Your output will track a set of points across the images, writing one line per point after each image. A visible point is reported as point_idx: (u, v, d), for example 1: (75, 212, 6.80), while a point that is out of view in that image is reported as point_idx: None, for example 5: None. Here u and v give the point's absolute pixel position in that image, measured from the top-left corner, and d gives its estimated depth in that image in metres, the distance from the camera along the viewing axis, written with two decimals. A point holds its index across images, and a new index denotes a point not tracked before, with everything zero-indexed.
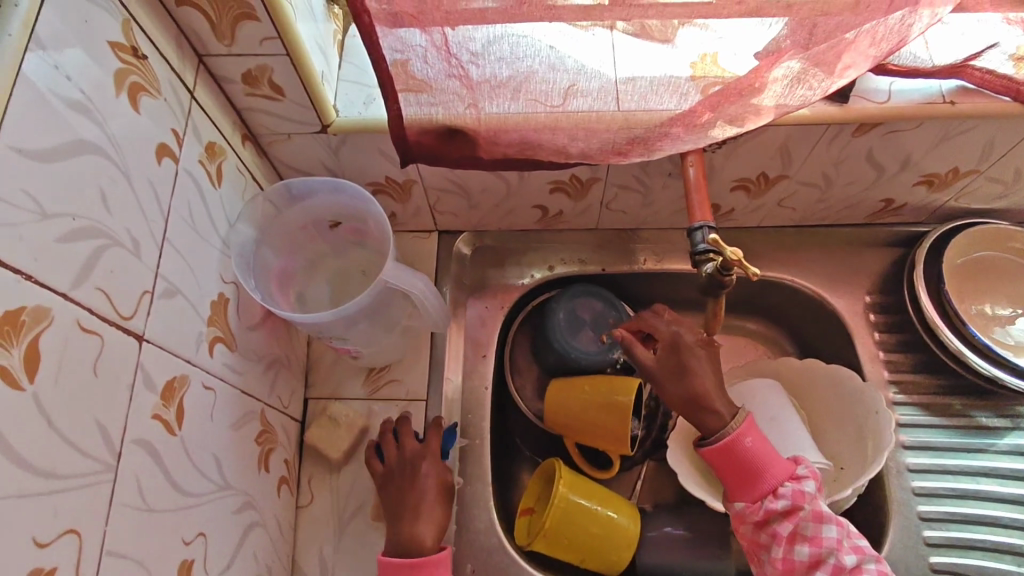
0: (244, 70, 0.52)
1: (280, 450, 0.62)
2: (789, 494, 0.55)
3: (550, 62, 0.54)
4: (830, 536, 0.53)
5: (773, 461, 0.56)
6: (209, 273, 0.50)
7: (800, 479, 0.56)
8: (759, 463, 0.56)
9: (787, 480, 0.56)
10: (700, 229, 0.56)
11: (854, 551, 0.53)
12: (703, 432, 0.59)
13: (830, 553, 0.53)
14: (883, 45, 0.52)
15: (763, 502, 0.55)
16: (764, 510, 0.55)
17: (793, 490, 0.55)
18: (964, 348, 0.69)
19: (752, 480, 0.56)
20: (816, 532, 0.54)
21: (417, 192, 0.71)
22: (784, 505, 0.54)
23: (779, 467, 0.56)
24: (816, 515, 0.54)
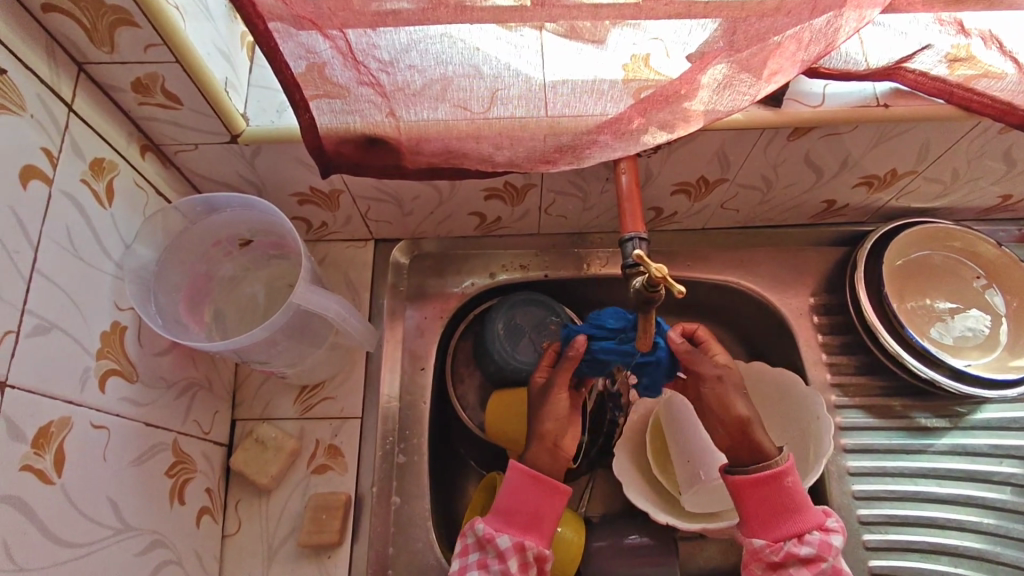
0: (132, 79, 0.48)
1: (199, 478, 0.59)
2: (815, 541, 0.55)
3: (466, 67, 0.51)
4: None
5: (807, 506, 0.57)
6: (99, 300, 0.46)
7: (829, 531, 0.56)
8: (791, 504, 0.57)
9: (816, 529, 0.56)
10: (630, 241, 0.53)
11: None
12: (741, 459, 0.59)
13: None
14: (812, 49, 0.49)
15: (784, 544, 0.56)
16: (785, 552, 0.55)
17: (819, 538, 0.55)
18: (901, 350, 0.68)
19: (779, 520, 0.57)
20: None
21: (345, 200, 0.67)
22: (806, 552, 0.55)
23: (811, 513, 0.57)
24: (835, 570, 0.55)
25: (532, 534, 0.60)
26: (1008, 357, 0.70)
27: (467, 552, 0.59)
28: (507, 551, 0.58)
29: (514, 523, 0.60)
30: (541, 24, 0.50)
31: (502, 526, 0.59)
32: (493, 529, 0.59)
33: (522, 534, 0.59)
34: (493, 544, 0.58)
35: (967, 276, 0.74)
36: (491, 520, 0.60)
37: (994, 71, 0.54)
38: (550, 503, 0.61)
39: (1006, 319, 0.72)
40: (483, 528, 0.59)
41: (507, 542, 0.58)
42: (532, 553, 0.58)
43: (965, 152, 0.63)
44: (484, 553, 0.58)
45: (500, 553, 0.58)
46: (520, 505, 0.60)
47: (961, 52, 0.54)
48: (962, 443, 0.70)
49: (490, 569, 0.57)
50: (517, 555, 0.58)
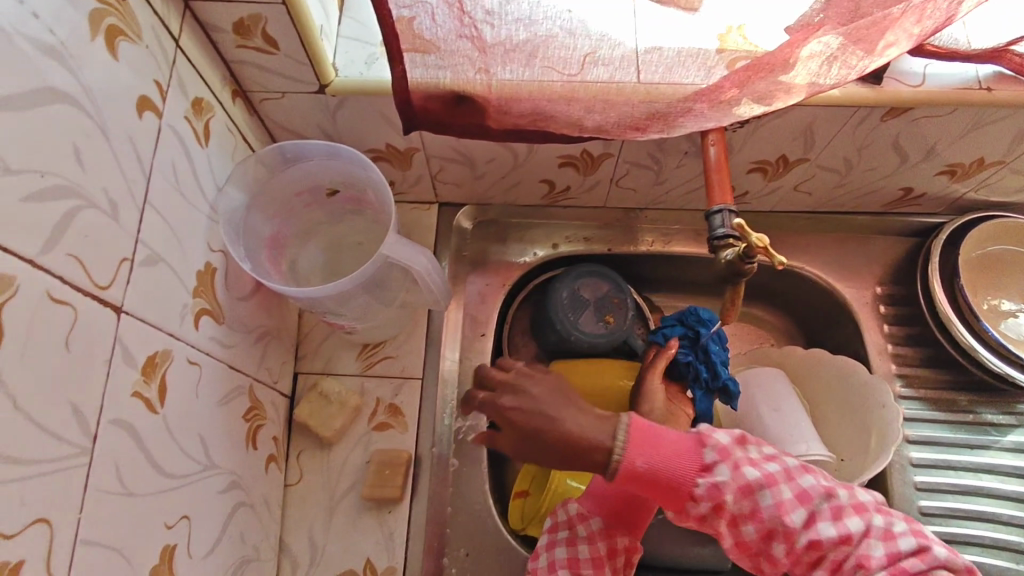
0: (235, 19, 0.47)
1: (269, 426, 0.60)
2: (730, 488, 0.44)
3: (568, 26, 0.52)
4: (829, 535, 0.43)
5: (678, 460, 0.44)
6: (195, 239, 0.46)
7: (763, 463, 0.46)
8: (664, 479, 0.44)
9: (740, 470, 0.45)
10: (719, 213, 0.53)
11: (853, 514, 0.44)
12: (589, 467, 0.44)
13: (827, 552, 0.43)
14: (928, 23, 0.48)
15: (686, 508, 0.45)
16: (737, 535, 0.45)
17: (774, 497, 0.44)
18: (975, 343, 0.67)
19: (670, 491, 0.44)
20: (775, 496, 0.44)
21: (419, 160, 0.67)
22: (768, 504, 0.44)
23: (682, 462, 0.44)
24: (745, 487, 0.44)
25: (628, 522, 0.57)
26: None
27: (557, 529, 0.59)
28: (597, 535, 0.57)
29: (609, 508, 0.58)
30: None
31: (596, 508, 0.58)
32: (587, 509, 0.59)
33: (616, 520, 0.58)
34: (585, 525, 0.58)
35: None
36: (585, 500, 0.59)
37: None
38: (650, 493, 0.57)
39: None
40: (574, 508, 0.59)
41: (598, 525, 0.57)
42: (622, 542, 0.57)
43: None
44: (573, 532, 0.58)
45: (590, 534, 0.57)
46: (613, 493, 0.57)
47: None
48: None
49: (579, 549, 0.57)
50: (607, 541, 0.57)
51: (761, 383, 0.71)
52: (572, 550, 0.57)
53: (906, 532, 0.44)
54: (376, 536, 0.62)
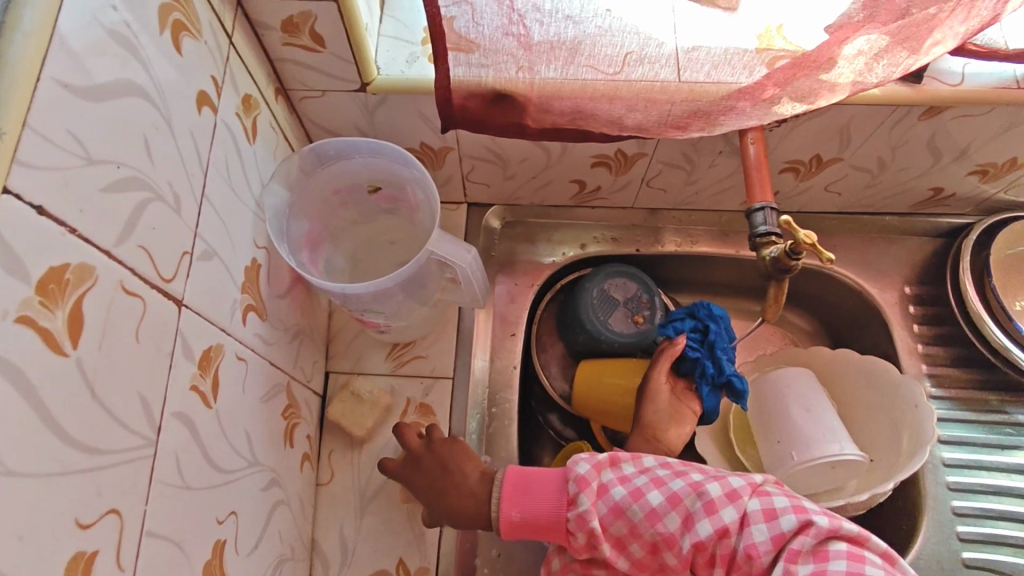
0: (283, 17, 0.48)
1: (304, 425, 0.60)
2: (608, 519, 0.48)
3: (613, 27, 0.52)
4: (671, 525, 0.47)
5: (545, 501, 0.51)
6: (243, 234, 0.46)
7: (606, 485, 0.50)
8: (539, 522, 0.51)
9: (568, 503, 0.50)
10: (761, 210, 0.53)
11: (728, 506, 0.46)
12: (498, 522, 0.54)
13: (704, 543, 0.46)
14: (973, 21, 0.50)
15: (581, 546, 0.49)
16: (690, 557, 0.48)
17: (608, 510, 0.49)
18: (1007, 343, 0.67)
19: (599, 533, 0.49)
20: (653, 525, 0.47)
21: (452, 159, 0.67)
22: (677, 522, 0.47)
23: (548, 501, 0.51)
24: (611, 517, 0.48)
25: None
26: None
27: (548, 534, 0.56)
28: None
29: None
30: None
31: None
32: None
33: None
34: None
35: None
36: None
37: None
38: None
39: None
40: None
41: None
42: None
43: None
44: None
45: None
46: None
47: None
48: None
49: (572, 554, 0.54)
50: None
51: (791, 384, 0.71)
52: None
53: (760, 512, 0.46)
54: (409, 535, 0.62)
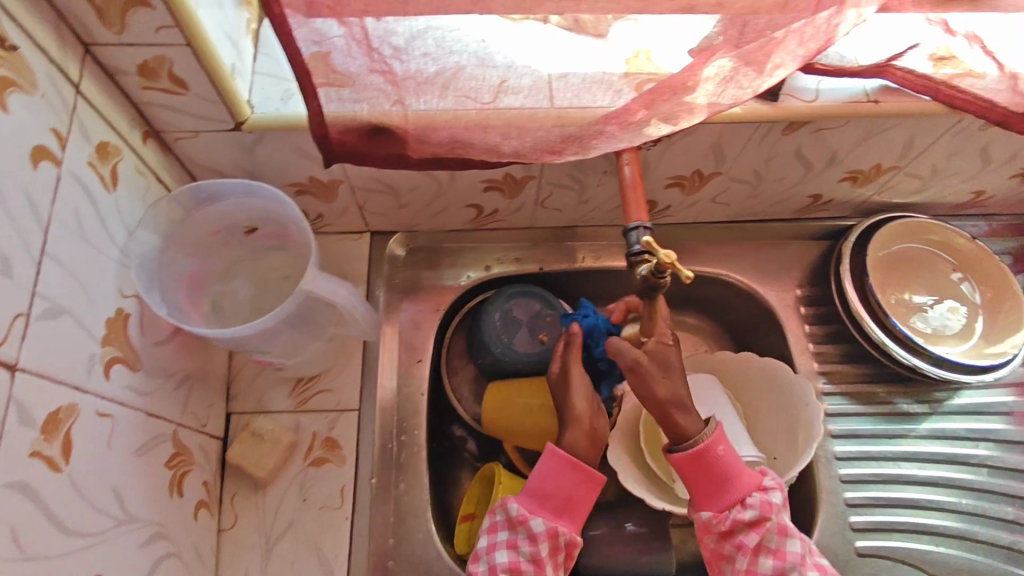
0: (138, 62, 0.47)
1: (197, 472, 0.58)
2: (758, 504, 0.56)
3: (479, 57, 0.52)
4: (794, 550, 0.54)
5: (741, 470, 0.57)
6: (104, 285, 0.45)
7: (767, 490, 0.57)
8: (728, 469, 0.57)
9: (755, 492, 0.56)
10: (635, 230, 0.55)
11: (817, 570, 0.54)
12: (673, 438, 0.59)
13: (794, 568, 0.54)
14: (811, 44, 0.51)
15: (729, 512, 0.56)
16: (731, 519, 0.56)
17: (761, 501, 0.56)
18: (887, 338, 0.71)
19: (716, 493, 0.57)
20: (779, 545, 0.55)
21: (343, 190, 0.67)
22: (751, 516, 0.55)
23: (749, 477, 0.57)
24: (780, 528, 0.55)
25: (564, 520, 0.61)
26: (984, 345, 0.73)
27: (496, 529, 0.60)
28: (540, 535, 0.59)
29: (549, 507, 0.61)
30: (544, 18, 0.54)
31: (535, 508, 0.60)
32: (526, 510, 0.60)
33: (555, 519, 0.60)
34: (525, 525, 0.59)
35: (945, 269, 0.77)
36: (524, 500, 0.61)
37: (976, 71, 0.56)
38: (584, 490, 0.62)
39: (979, 309, 0.76)
40: (515, 508, 0.60)
41: (541, 525, 0.59)
42: (563, 538, 0.60)
43: (948, 148, 0.66)
44: (514, 533, 0.60)
45: (532, 535, 0.59)
46: (555, 490, 0.61)
47: (944, 52, 0.57)
48: (940, 428, 0.74)
49: (520, 551, 0.58)
50: (549, 540, 0.59)
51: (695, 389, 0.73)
52: (514, 553, 0.58)
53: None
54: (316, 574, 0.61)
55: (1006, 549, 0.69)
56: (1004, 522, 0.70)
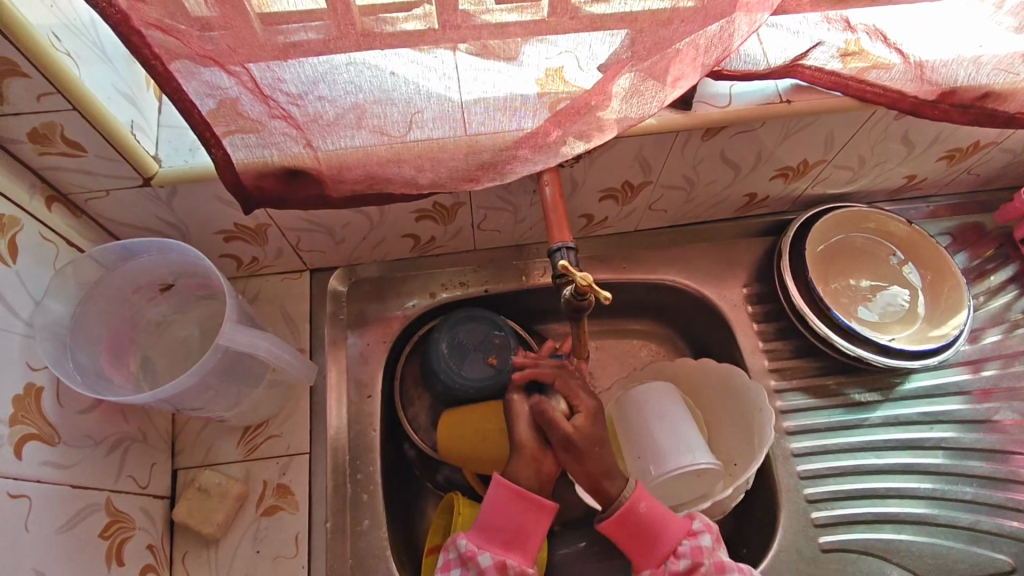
0: (29, 129, 0.47)
1: (139, 535, 0.57)
2: (689, 551, 0.58)
3: (379, 93, 0.49)
4: None
5: (669, 522, 0.60)
6: (6, 361, 0.46)
7: (696, 534, 0.59)
8: (658, 525, 0.59)
9: (685, 538, 0.59)
10: (558, 250, 0.53)
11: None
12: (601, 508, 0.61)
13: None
14: (710, 54, 0.51)
15: (666, 565, 0.58)
16: (669, 573, 0.58)
17: (690, 546, 0.58)
18: (829, 331, 0.71)
19: (652, 550, 0.59)
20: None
21: (274, 234, 0.66)
22: (685, 565, 0.57)
23: (676, 527, 0.59)
24: (717, 567, 0.57)
25: (515, 552, 0.59)
26: (927, 327, 0.74)
27: (448, 568, 0.58)
28: (489, 569, 0.57)
29: (498, 540, 0.59)
30: (454, 46, 0.48)
31: (484, 543, 0.58)
32: (474, 545, 0.58)
33: (503, 552, 0.58)
34: (474, 561, 0.57)
35: (886, 255, 0.78)
36: (473, 535, 0.59)
37: (882, 62, 0.57)
38: (534, 519, 0.60)
39: (921, 292, 0.77)
40: (465, 543, 0.58)
41: (490, 559, 0.57)
42: (514, 571, 0.58)
43: (867, 139, 0.67)
44: (466, 569, 0.57)
45: (481, 570, 0.57)
46: (504, 525, 0.59)
47: (852, 47, 0.57)
48: (895, 414, 0.74)
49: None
50: (498, 573, 0.57)
51: (660, 398, 0.70)
52: None
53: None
54: None
55: (968, 530, 0.69)
56: (964, 503, 0.70)
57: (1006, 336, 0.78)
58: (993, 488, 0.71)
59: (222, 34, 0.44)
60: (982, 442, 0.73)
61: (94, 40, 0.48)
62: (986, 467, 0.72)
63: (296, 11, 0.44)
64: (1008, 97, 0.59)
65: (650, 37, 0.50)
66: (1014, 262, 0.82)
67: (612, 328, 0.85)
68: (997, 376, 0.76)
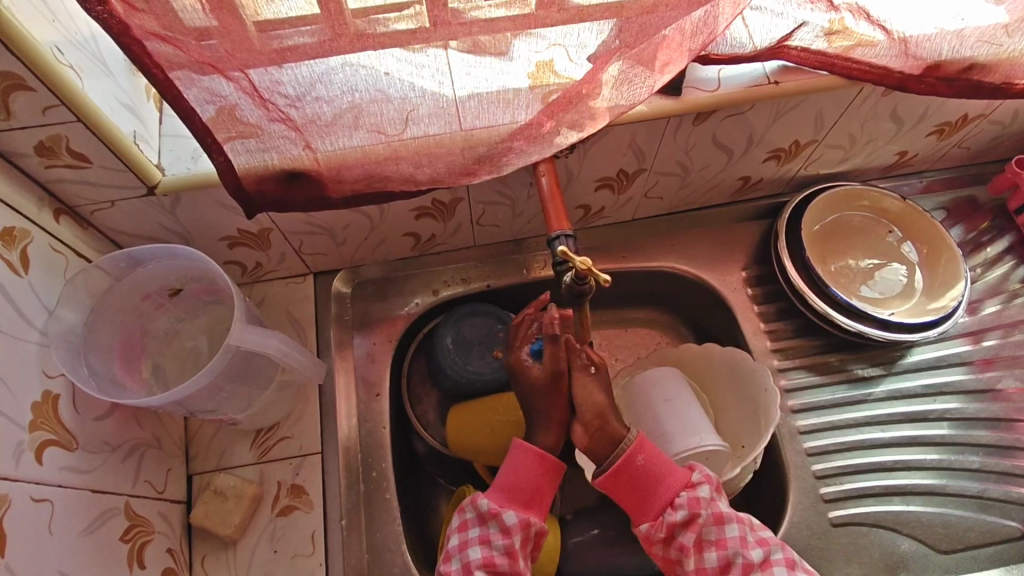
0: (36, 143, 0.48)
1: (159, 539, 0.58)
2: (686, 502, 0.57)
3: (372, 94, 0.50)
4: (733, 535, 0.56)
5: (667, 472, 0.59)
6: (24, 371, 0.47)
7: (695, 486, 0.58)
8: (655, 476, 0.58)
9: (683, 489, 0.58)
10: (558, 239, 0.53)
11: (759, 545, 0.56)
12: (597, 462, 0.60)
13: (736, 553, 0.55)
14: (696, 39, 0.53)
15: (663, 516, 0.57)
16: (666, 523, 0.57)
17: (688, 498, 0.57)
18: (830, 309, 0.72)
19: (648, 500, 0.58)
20: (719, 535, 0.56)
21: (277, 238, 0.67)
22: (683, 514, 0.57)
23: (674, 477, 0.58)
24: (716, 518, 0.56)
25: (534, 511, 0.59)
26: (926, 301, 0.75)
27: (467, 527, 0.58)
28: (512, 527, 0.57)
29: (517, 499, 0.59)
30: (445, 44, 0.48)
31: (505, 502, 0.59)
32: (497, 504, 0.58)
33: (524, 510, 0.59)
34: (497, 519, 0.57)
35: (881, 232, 0.79)
36: (493, 495, 0.59)
37: (867, 39, 0.58)
38: (551, 480, 0.60)
39: (918, 267, 0.78)
40: (486, 503, 0.58)
41: (513, 518, 0.58)
42: (535, 528, 0.58)
43: (857, 116, 0.68)
44: (486, 528, 0.58)
45: (504, 528, 0.57)
46: (521, 483, 0.59)
47: (836, 26, 0.57)
48: (898, 387, 0.75)
49: (493, 545, 0.56)
50: (521, 531, 0.58)
51: (664, 384, 0.71)
52: (487, 548, 0.56)
53: (782, 559, 0.55)
54: None
55: (977, 498, 0.70)
56: (972, 472, 0.71)
57: (1005, 306, 0.79)
58: (999, 455, 0.71)
59: (220, 41, 0.44)
60: (986, 411, 0.73)
61: (95, 53, 0.50)
62: (992, 436, 0.72)
63: (288, 17, 0.44)
64: (993, 68, 0.60)
65: (637, 24, 0.50)
66: (1009, 233, 0.83)
67: (615, 317, 0.86)
68: (998, 345, 0.77)
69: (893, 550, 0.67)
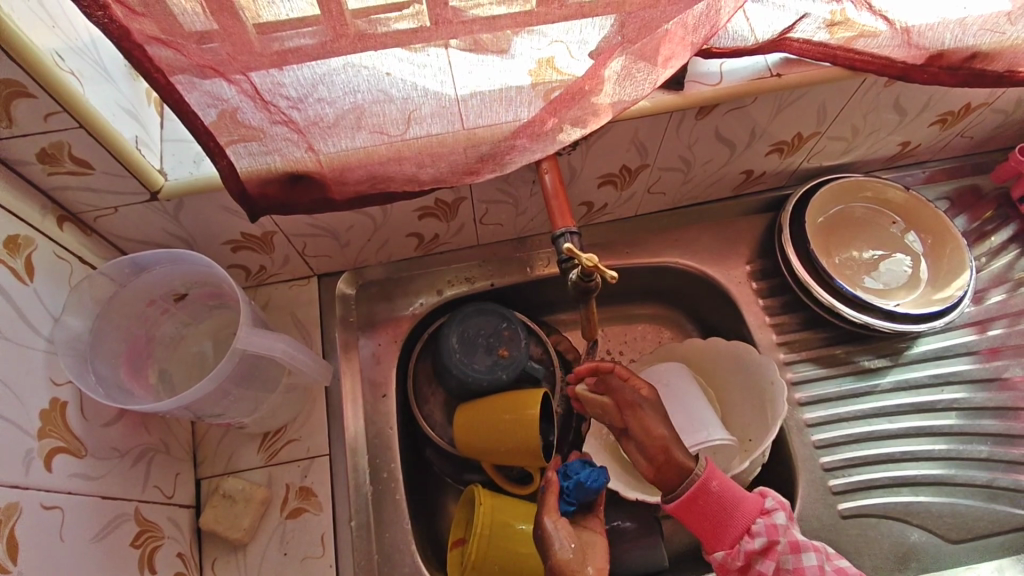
0: (37, 150, 0.48)
1: (169, 544, 0.58)
2: (763, 529, 0.56)
3: (375, 94, 0.50)
4: (810, 564, 0.55)
5: (742, 498, 0.58)
6: (32, 379, 0.47)
7: (770, 512, 0.58)
8: (730, 503, 0.57)
9: (759, 516, 0.57)
10: (563, 236, 0.54)
11: (836, 574, 0.55)
12: (668, 489, 0.60)
13: None
14: (698, 32, 0.53)
15: (740, 544, 0.57)
16: (743, 552, 0.56)
17: (764, 525, 0.57)
18: (836, 302, 0.72)
19: (722, 526, 0.57)
20: (797, 563, 0.55)
21: (280, 241, 0.67)
22: (759, 543, 0.56)
23: (749, 504, 0.58)
24: (792, 545, 0.56)
25: None
26: (931, 291, 0.75)
27: None
28: None
29: None
30: (446, 43, 0.48)
31: None
32: None
33: None
34: None
35: (885, 223, 0.79)
36: None
37: (869, 30, 0.57)
38: None
39: (923, 257, 0.77)
40: None
41: None
42: None
43: (859, 107, 0.68)
44: None
45: None
46: None
47: (838, 17, 0.57)
48: (905, 378, 0.75)
49: None
50: None
51: (671, 381, 0.70)
52: None
53: None
54: None
55: (986, 488, 0.69)
56: (981, 461, 0.71)
57: (1010, 296, 0.79)
58: (1008, 445, 0.71)
59: (221, 43, 0.44)
60: (993, 401, 0.73)
61: (96, 59, 0.50)
62: (999, 425, 0.72)
63: (289, 19, 0.44)
64: (995, 56, 0.59)
65: (640, 18, 0.50)
66: (1014, 221, 0.82)
67: (618, 313, 0.85)
68: (1003, 335, 0.77)
69: (903, 541, 0.67)
